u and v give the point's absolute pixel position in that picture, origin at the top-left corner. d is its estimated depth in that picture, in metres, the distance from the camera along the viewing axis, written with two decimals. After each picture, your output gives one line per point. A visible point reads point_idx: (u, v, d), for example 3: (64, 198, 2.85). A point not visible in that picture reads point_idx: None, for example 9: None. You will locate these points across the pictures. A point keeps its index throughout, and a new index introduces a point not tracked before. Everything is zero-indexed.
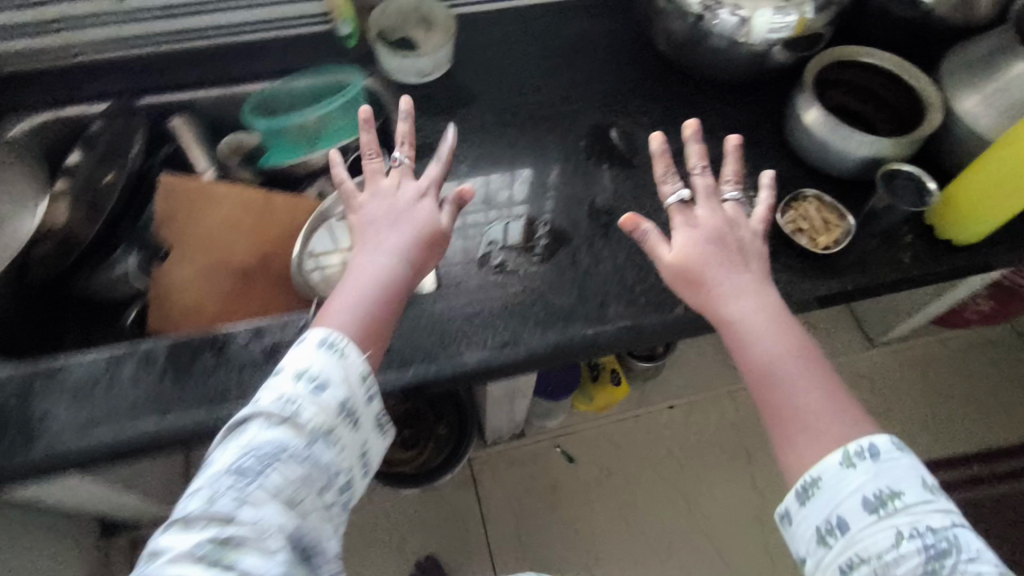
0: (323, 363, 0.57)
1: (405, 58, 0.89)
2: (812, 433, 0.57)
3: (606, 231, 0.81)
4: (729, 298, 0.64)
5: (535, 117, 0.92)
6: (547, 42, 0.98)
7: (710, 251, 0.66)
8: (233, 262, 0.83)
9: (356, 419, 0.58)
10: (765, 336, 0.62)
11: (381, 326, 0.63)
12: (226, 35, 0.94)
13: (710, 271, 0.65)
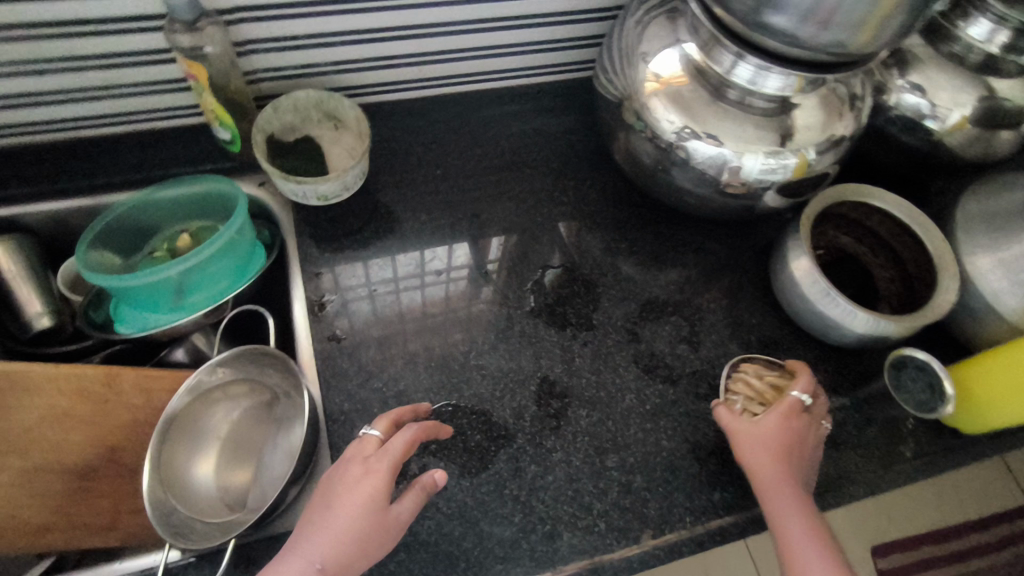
0: None
1: (298, 182, 0.68)
2: None
3: (558, 422, 0.65)
4: (781, 507, 0.56)
5: (472, 252, 0.73)
6: (488, 146, 0.80)
7: (780, 453, 0.58)
8: (65, 463, 0.62)
9: None
10: (807, 542, 0.54)
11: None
12: (59, 133, 0.71)
13: (767, 463, 0.57)
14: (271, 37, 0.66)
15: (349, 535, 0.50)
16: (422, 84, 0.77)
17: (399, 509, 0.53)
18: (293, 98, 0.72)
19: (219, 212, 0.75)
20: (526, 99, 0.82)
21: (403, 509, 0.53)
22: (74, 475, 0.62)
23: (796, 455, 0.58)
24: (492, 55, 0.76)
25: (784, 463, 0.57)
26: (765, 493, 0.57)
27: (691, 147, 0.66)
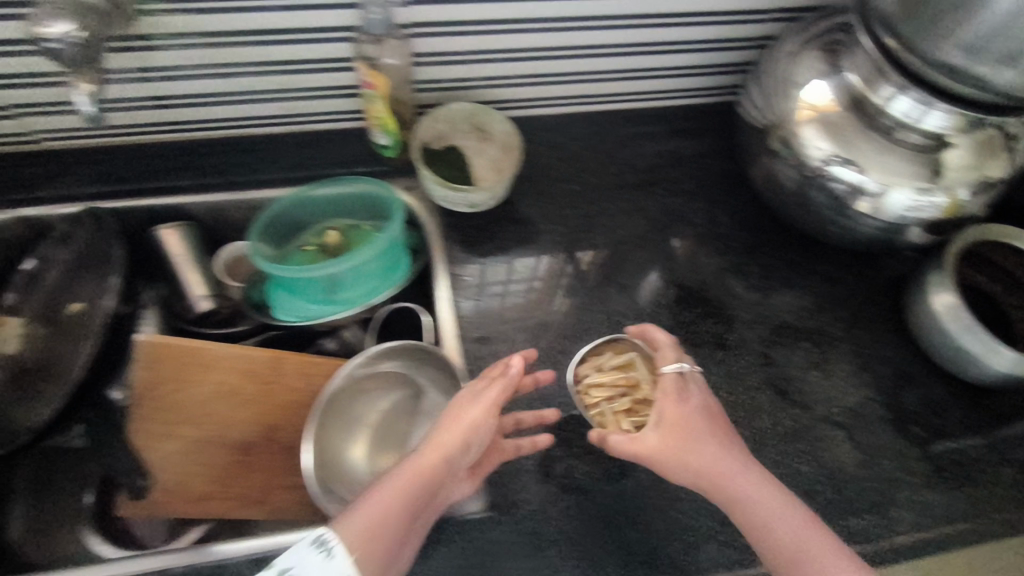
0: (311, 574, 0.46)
1: (454, 190, 0.73)
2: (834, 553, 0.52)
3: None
4: (724, 469, 0.57)
5: (608, 266, 0.76)
6: (621, 165, 0.82)
7: (692, 430, 0.59)
8: (233, 440, 0.66)
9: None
10: (773, 496, 0.56)
11: (384, 547, 0.50)
12: (225, 129, 0.74)
13: (689, 432, 0.59)
14: (442, 51, 0.68)
15: (451, 443, 0.57)
16: (565, 102, 0.81)
17: (484, 420, 0.59)
18: (449, 109, 0.76)
19: (371, 212, 0.79)
20: (657, 121, 0.85)
21: (487, 418, 0.59)
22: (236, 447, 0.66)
23: (699, 421, 0.60)
24: (635, 78, 0.79)
25: (706, 431, 0.59)
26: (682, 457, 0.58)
27: (836, 173, 0.67)
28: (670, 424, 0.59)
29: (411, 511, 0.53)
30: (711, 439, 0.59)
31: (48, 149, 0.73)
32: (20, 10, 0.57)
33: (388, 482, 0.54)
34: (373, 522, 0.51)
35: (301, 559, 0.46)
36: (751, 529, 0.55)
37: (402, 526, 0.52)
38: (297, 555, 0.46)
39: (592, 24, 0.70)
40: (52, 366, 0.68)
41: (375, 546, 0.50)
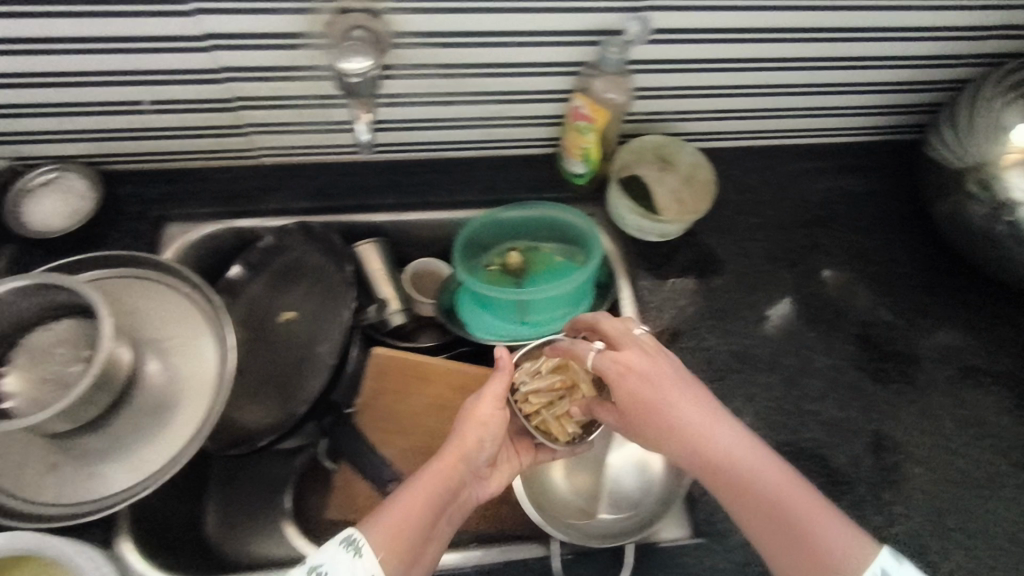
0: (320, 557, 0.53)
1: (650, 220, 0.75)
2: (784, 534, 0.51)
3: (895, 474, 0.69)
4: (700, 430, 0.55)
5: (792, 301, 0.78)
6: (797, 199, 0.84)
7: (678, 388, 0.57)
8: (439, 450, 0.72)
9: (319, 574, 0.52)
10: (755, 454, 0.54)
11: (410, 549, 0.55)
12: (424, 151, 0.78)
13: (648, 398, 0.57)
14: (652, 86, 0.71)
15: (465, 441, 0.63)
16: (743, 135, 0.83)
17: (492, 412, 0.65)
18: (640, 141, 0.78)
19: (558, 233, 0.80)
20: (828, 156, 0.87)
21: (495, 411, 0.65)
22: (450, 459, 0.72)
23: (674, 384, 0.58)
24: (814, 115, 0.81)
25: (644, 392, 0.58)
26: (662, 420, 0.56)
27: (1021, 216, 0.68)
28: (629, 393, 0.58)
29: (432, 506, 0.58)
30: (687, 404, 0.56)
31: (262, 163, 0.77)
32: (287, 41, 0.61)
33: (415, 479, 0.59)
34: (394, 531, 0.55)
35: (332, 556, 0.52)
36: (747, 491, 0.52)
37: (432, 522, 0.58)
38: (329, 553, 0.52)
39: (795, 65, 0.72)
40: (279, 371, 0.72)
41: (404, 544, 0.55)
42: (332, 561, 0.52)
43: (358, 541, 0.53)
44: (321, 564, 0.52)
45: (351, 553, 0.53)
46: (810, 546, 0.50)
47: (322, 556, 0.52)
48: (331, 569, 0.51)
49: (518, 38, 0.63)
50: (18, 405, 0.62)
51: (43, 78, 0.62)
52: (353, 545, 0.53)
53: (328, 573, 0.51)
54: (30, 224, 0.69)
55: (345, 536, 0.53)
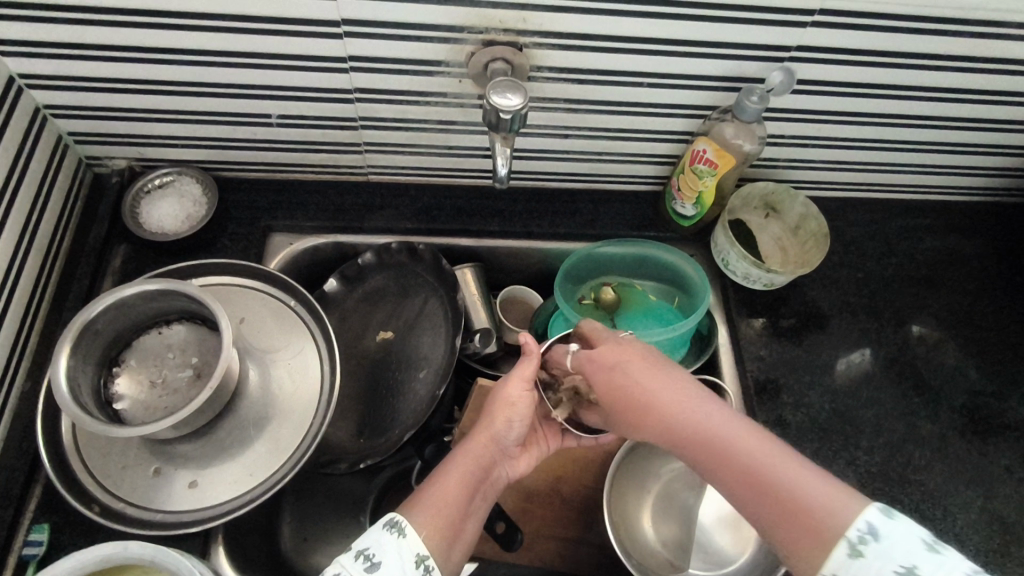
0: (368, 536, 0.52)
1: (760, 268, 0.73)
2: (765, 503, 0.45)
3: (1006, 555, 0.66)
4: (668, 402, 0.52)
5: (897, 363, 0.76)
6: (904, 257, 0.82)
7: (641, 371, 0.55)
8: (525, 486, 0.71)
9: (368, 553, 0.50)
10: (723, 417, 0.49)
11: (451, 532, 0.56)
12: (528, 180, 0.79)
13: (624, 382, 0.55)
14: (770, 132, 0.71)
15: (496, 422, 0.61)
16: (851, 187, 0.82)
17: (523, 392, 0.61)
18: (752, 186, 0.76)
19: (657, 273, 0.79)
20: (936, 213, 0.85)
21: (525, 392, 0.61)
22: (538, 495, 0.71)
23: (640, 362, 0.56)
24: (928, 172, 0.79)
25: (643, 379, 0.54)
26: (646, 410, 0.53)
27: None
28: (605, 383, 0.57)
29: (467, 489, 0.59)
30: (649, 378, 0.54)
31: (368, 180, 0.78)
32: (425, 68, 0.61)
33: (454, 463, 0.60)
34: (435, 514, 0.56)
35: (376, 539, 0.51)
36: (727, 470, 0.47)
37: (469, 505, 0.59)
38: (372, 537, 0.52)
39: (922, 122, 0.70)
40: (376, 393, 0.72)
41: (446, 527, 0.55)
42: (377, 543, 0.51)
43: (399, 524, 0.53)
44: (367, 546, 0.51)
45: (398, 534, 0.52)
46: (799, 516, 0.44)
47: (366, 539, 0.51)
48: (378, 550, 0.50)
49: (652, 80, 0.63)
50: (128, 409, 0.61)
51: (183, 87, 0.64)
52: (396, 528, 0.53)
53: (375, 555, 0.50)
54: (148, 225, 0.71)
55: (388, 521, 0.53)
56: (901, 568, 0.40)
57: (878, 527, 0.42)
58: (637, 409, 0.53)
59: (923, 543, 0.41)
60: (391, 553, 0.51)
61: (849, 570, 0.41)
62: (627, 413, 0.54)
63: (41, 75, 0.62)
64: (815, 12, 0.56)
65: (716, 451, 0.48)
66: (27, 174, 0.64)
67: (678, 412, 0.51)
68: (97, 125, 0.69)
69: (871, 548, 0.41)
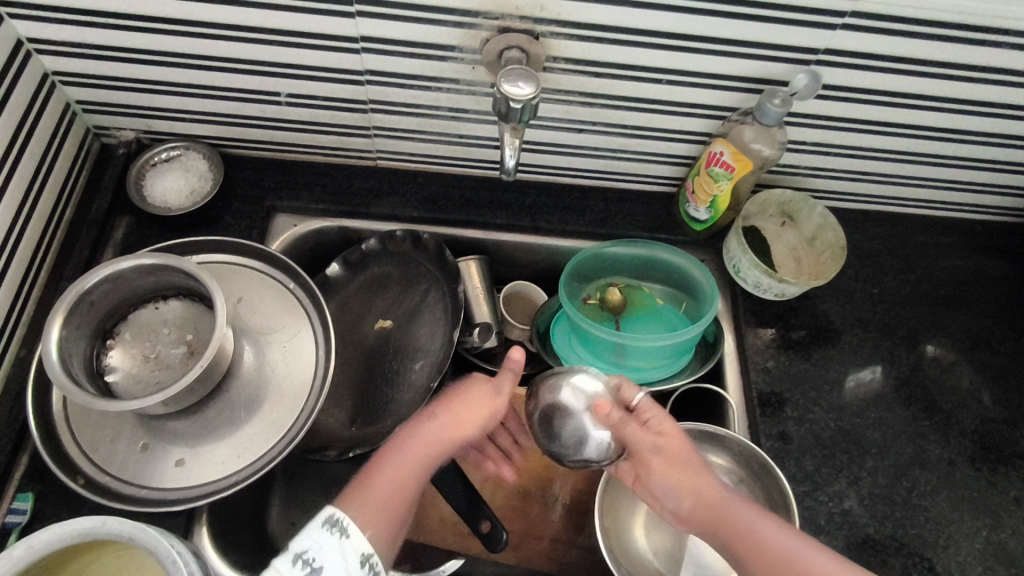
0: (311, 539, 0.50)
1: (772, 276, 0.70)
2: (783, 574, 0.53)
3: None
4: (705, 484, 0.59)
5: (909, 385, 0.73)
6: (923, 275, 0.79)
7: (685, 450, 0.60)
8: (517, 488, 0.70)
9: (307, 560, 0.49)
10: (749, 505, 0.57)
11: (389, 526, 0.55)
12: (539, 173, 0.77)
13: (672, 463, 0.59)
14: (792, 138, 0.69)
15: (461, 421, 0.60)
16: (873, 200, 0.79)
17: (497, 400, 0.62)
18: (770, 193, 0.73)
19: (665, 278, 0.77)
20: (959, 231, 0.81)
21: (500, 401, 0.62)
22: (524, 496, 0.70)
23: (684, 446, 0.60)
24: (955, 188, 0.76)
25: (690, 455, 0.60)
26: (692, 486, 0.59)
27: None
28: (660, 467, 0.60)
29: (412, 483, 0.58)
30: (694, 463, 0.59)
31: (376, 165, 0.77)
32: (439, 52, 0.60)
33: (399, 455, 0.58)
34: (373, 507, 0.55)
35: (317, 541, 0.50)
36: (750, 541, 0.55)
37: (412, 498, 0.57)
38: (313, 538, 0.50)
39: (953, 136, 0.68)
40: (372, 382, 0.71)
41: (384, 518, 0.55)
42: (317, 546, 0.50)
43: (337, 527, 0.51)
44: (307, 550, 0.49)
45: (340, 534, 0.50)
46: None
47: (303, 542, 0.50)
48: (318, 555, 0.49)
49: (672, 76, 0.61)
50: (119, 381, 0.60)
51: (192, 60, 0.63)
52: (337, 528, 0.51)
53: (316, 559, 0.49)
54: (151, 198, 0.70)
55: (329, 520, 0.51)
56: None
57: None
58: (685, 486, 0.59)
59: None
60: (334, 556, 0.49)
61: None
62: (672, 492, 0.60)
63: (51, 41, 0.61)
64: (847, 14, 0.54)
65: (738, 527, 0.56)
66: (33, 142, 0.63)
67: (713, 488, 0.58)
68: (105, 94, 0.68)
69: None
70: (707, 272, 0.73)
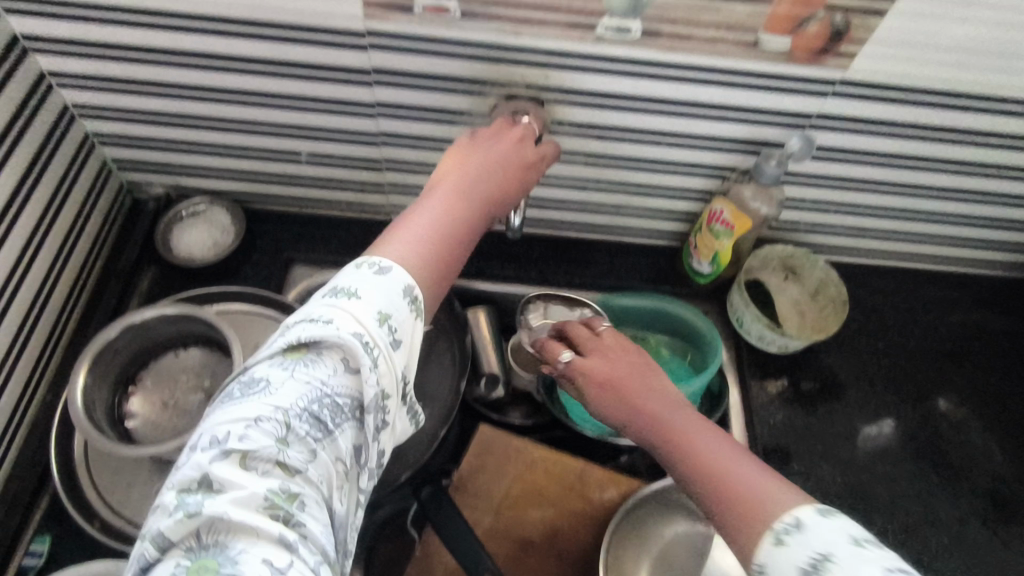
0: (396, 304, 0.41)
1: (774, 330, 0.71)
2: (720, 492, 0.41)
3: None
4: (643, 397, 0.50)
5: (917, 440, 0.73)
6: (929, 330, 0.79)
7: (631, 364, 0.53)
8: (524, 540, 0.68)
9: (394, 333, 0.41)
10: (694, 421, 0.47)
11: (440, 276, 0.45)
12: (546, 228, 0.80)
13: (614, 374, 0.52)
14: (791, 196, 0.71)
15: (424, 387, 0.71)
16: (875, 255, 0.80)
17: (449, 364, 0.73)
18: (771, 249, 0.75)
19: (670, 328, 0.77)
20: (965, 286, 0.82)
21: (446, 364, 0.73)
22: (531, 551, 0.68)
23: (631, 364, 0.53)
24: (957, 245, 0.78)
25: (636, 372, 0.52)
26: (629, 401, 0.50)
27: None
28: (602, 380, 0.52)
29: (473, 218, 0.49)
30: (637, 374, 0.52)
31: (390, 219, 0.81)
32: (450, 117, 0.64)
33: (490, 143, 0.53)
34: (426, 249, 0.45)
35: (397, 301, 0.41)
36: (687, 450, 0.45)
37: (470, 228, 0.48)
38: (392, 300, 0.41)
39: (950, 194, 0.69)
40: None
41: (440, 257, 0.46)
42: (401, 317, 0.41)
43: (390, 315, 0.40)
44: (393, 314, 0.41)
45: (404, 315, 0.41)
46: (753, 502, 0.40)
47: (354, 280, 0.41)
48: (402, 328, 0.41)
49: (671, 139, 0.64)
50: (138, 428, 0.63)
51: (221, 123, 0.67)
52: (406, 304, 0.42)
53: (398, 329, 0.41)
54: (176, 250, 0.74)
55: (401, 288, 0.42)
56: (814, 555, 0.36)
57: (804, 522, 0.38)
58: (618, 395, 0.51)
59: (847, 536, 0.36)
60: (410, 332, 0.42)
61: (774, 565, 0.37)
62: (610, 403, 0.51)
63: (93, 106, 0.66)
64: (835, 83, 0.57)
65: (672, 437, 0.46)
66: (69, 199, 0.68)
67: (651, 401, 0.49)
68: (139, 153, 0.73)
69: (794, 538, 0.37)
70: (709, 324, 0.74)
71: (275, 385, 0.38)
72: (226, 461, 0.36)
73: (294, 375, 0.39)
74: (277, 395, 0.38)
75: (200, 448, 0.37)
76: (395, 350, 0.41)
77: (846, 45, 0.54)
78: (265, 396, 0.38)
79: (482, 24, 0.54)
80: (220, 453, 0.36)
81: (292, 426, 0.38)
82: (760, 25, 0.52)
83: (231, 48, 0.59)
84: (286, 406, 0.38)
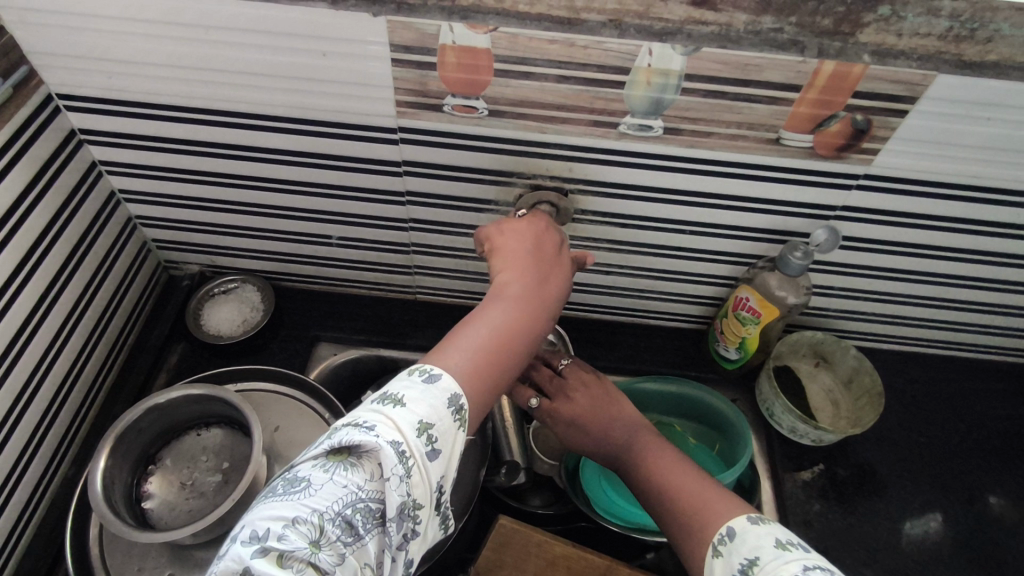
0: (437, 414, 0.41)
1: (808, 423, 0.69)
2: (676, 506, 0.51)
3: None
4: (610, 428, 0.60)
5: (969, 546, 0.68)
6: (973, 424, 0.76)
7: (598, 399, 0.61)
8: None
9: (432, 440, 0.40)
10: (656, 447, 0.58)
11: (495, 383, 0.45)
12: (570, 310, 0.80)
13: (585, 409, 0.61)
14: (819, 283, 0.70)
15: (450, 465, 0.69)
16: (910, 343, 0.78)
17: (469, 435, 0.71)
18: (801, 335, 0.73)
19: (698, 415, 0.74)
20: (1009, 377, 0.79)
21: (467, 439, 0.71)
22: None
23: (597, 398, 0.62)
24: (996, 335, 0.75)
25: (603, 406, 0.61)
26: (602, 432, 0.60)
27: None
28: (576, 417, 0.61)
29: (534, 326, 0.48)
30: (602, 405, 0.61)
31: (414, 298, 0.82)
32: (476, 205, 0.65)
33: (531, 233, 0.53)
34: (479, 356, 0.45)
35: (435, 409, 0.41)
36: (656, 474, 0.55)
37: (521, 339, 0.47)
38: (433, 408, 0.41)
39: (986, 284, 0.68)
40: None
41: (490, 365, 0.45)
42: (441, 426, 0.41)
43: (431, 424, 0.40)
44: (432, 424, 0.41)
45: (446, 425, 0.41)
46: (698, 510, 0.49)
47: (401, 386, 0.42)
48: (442, 437, 0.41)
49: (695, 227, 0.64)
50: (155, 509, 0.62)
51: (256, 208, 0.70)
52: (449, 414, 0.42)
53: (437, 438, 0.41)
54: (205, 327, 0.75)
55: (445, 398, 0.42)
56: (744, 558, 0.43)
57: (736, 531, 0.45)
58: (592, 426, 0.60)
59: (772, 541, 0.43)
60: (449, 439, 0.41)
61: (723, 573, 0.44)
62: (588, 437, 0.61)
63: (137, 191, 0.70)
64: (860, 177, 0.57)
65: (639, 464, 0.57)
66: (108, 279, 0.71)
67: (618, 430, 0.60)
68: (176, 234, 0.76)
69: (727, 546, 0.45)
70: (739, 413, 0.71)
71: (315, 486, 0.38)
72: (262, 559, 0.35)
73: (333, 476, 0.38)
74: (316, 496, 0.38)
75: (238, 544, 0.36)
76: (433, 459, 0.40)
77: (868, 142, 0.54)
78: (303, 497, 0.38)
79: (508, 122, 0.56)
80: (258, 551, 0.36)
81: (326, 529, 0.37)
82: (780, 122, 0.53)
83: (270, 142, 0.62)
84: (322, 507, 0.38)
